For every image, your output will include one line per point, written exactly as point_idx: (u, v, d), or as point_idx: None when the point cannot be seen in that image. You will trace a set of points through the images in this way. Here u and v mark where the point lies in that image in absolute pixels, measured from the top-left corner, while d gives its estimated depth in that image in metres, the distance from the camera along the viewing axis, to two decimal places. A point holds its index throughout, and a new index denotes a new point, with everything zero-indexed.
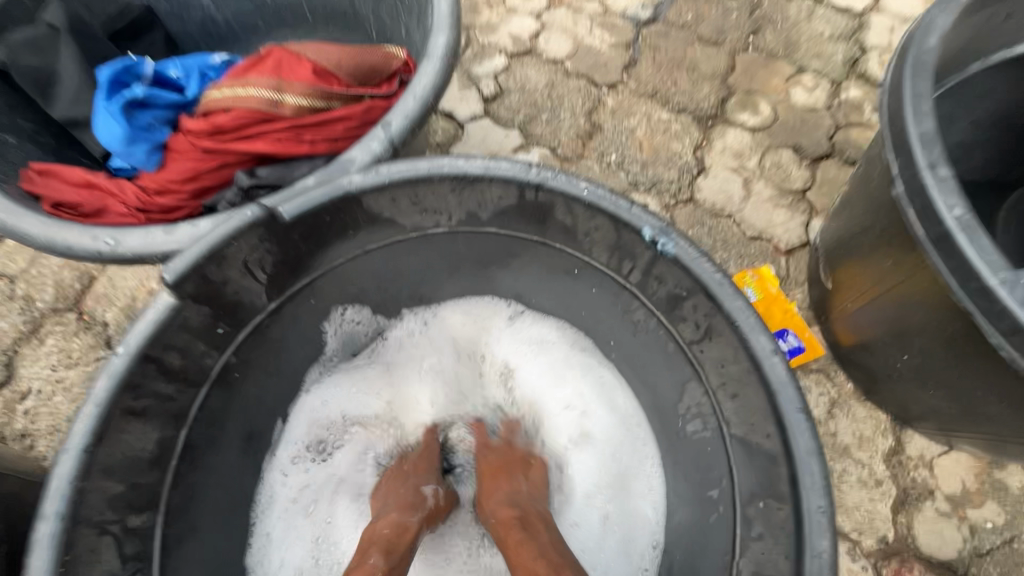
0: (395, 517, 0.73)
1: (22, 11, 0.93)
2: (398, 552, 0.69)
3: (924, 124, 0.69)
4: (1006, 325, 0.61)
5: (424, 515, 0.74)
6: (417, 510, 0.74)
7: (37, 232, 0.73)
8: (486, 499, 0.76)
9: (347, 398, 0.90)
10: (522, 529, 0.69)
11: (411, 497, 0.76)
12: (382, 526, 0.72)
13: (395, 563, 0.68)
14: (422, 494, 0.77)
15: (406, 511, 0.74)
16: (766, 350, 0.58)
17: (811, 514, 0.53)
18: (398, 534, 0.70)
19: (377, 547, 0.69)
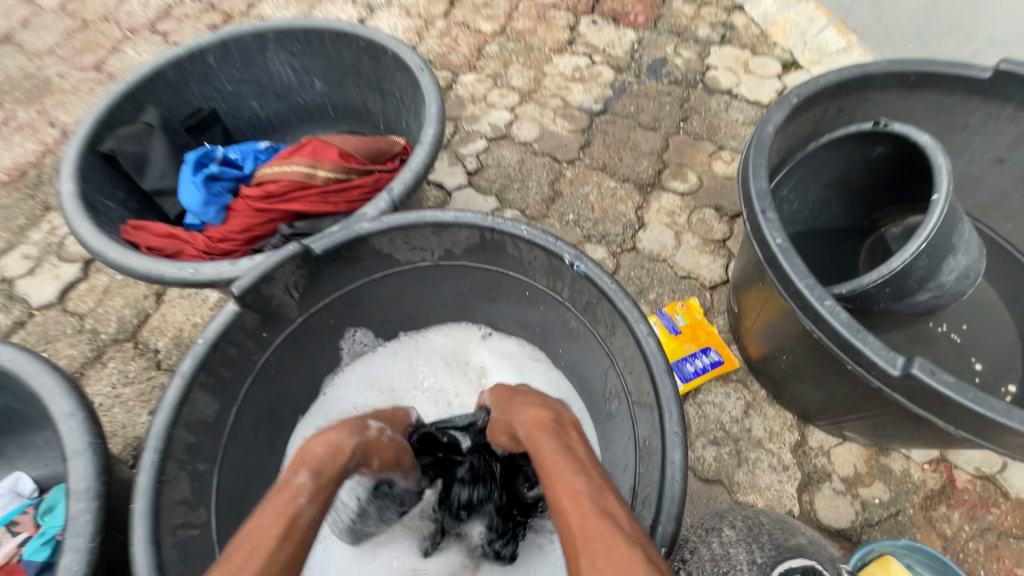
0: (332, 440, 0.79)
1: (126, 114, 1.33)
2: (327, 473, 0.75)
3: (760, 184, 1.01)
4: (813, 314, 0.88)
5: (359, 440, 0.81)
6: (355, 434, 0.82)
7: (138, 265, 1.02)
8: (519, 408, 0.83)
9: (354, 399, 1.15)
10: (557, 432, 0.76)
11: (351, 422, 0.84)
12: (313, 445, 0.78)
13: (323, 480, 0.74)
14: (364, 425, 0.85)
15: (342, 434, 0.80)
16: (643, 332, 0.85)
17: (668, 435, 0.77)
18: (330, 454, 0.77)
19: (308, 466, 0.75)
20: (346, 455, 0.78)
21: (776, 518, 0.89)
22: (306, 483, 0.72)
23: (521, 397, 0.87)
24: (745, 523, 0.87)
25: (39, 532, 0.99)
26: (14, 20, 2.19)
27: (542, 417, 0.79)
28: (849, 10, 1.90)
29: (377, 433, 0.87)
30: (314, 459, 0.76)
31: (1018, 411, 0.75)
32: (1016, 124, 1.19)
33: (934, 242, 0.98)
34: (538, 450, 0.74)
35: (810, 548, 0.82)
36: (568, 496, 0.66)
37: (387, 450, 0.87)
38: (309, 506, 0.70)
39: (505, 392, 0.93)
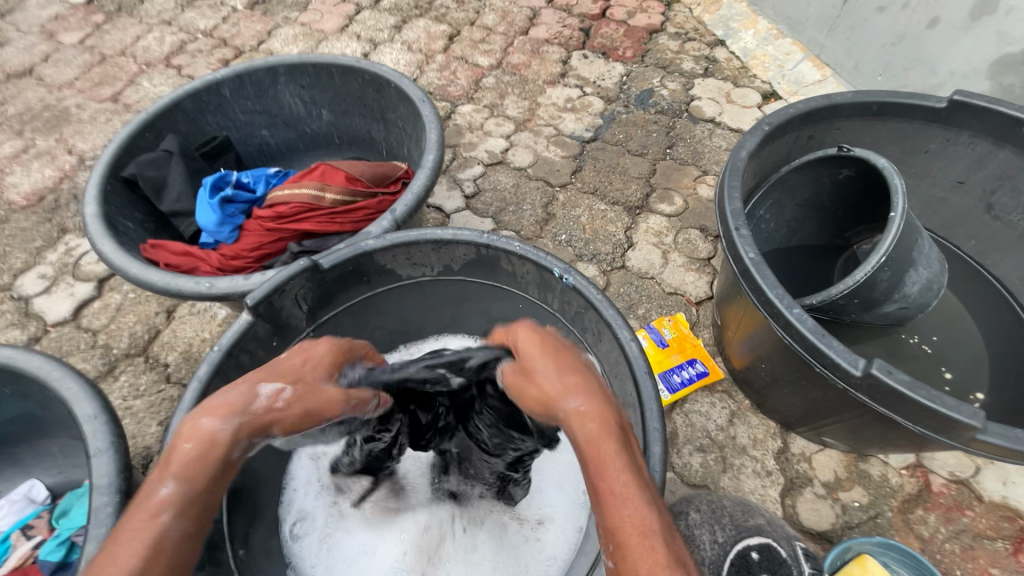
0: (204, 430, 0.68)
1: (145, 142, 1.42)
2: (196, 476, 0.67)
3: (735, 204, 1.10)
4: (783, 322, 0.97)
5: (235, 426, 0.69)
6: (234, 416, 0.70)
7: (157, 279, 1.10)
8: (577, 391, 0.71)
9: None
10: (623, 444, 0.68)
11: (233, 399, 0.71)
12: (182, 441, 0.68)
13: (191, 488, 0.66)
14: (248, 397, 0.71)
15: (212, 419, 0.69)
16: (627, 337, 0.92)
17: (649, 429, 0.83)
18: (203, 450, 0.68)
19: (171, 472, 0.66)
20: (221, 449, 0.69)
21: (738, 502, 0.98)
22: (172, 497, 0.64)
23: (570, 369, 0.73)
24: (710, 506, 0.95)
25: (54, 534, 1.03)
26: (36, 55, 2.32)
27: (606, 418, 0.69)
28: (823, 45, 2.03)
29: (271, 400, 0.73)
30: (178, 463, 0.67)
31: (967, 407, 0.82)
32: (972, 149, 1.29)
33: (894, 255, 1.07)
34: (601, 461, 0.66)
35: (768, 526, 0.92)
36: (638, 530, 0.61)
37: (289, 416, 0.74)
38: (176, 525, 0.64)
39: (544, 347, 0.77)
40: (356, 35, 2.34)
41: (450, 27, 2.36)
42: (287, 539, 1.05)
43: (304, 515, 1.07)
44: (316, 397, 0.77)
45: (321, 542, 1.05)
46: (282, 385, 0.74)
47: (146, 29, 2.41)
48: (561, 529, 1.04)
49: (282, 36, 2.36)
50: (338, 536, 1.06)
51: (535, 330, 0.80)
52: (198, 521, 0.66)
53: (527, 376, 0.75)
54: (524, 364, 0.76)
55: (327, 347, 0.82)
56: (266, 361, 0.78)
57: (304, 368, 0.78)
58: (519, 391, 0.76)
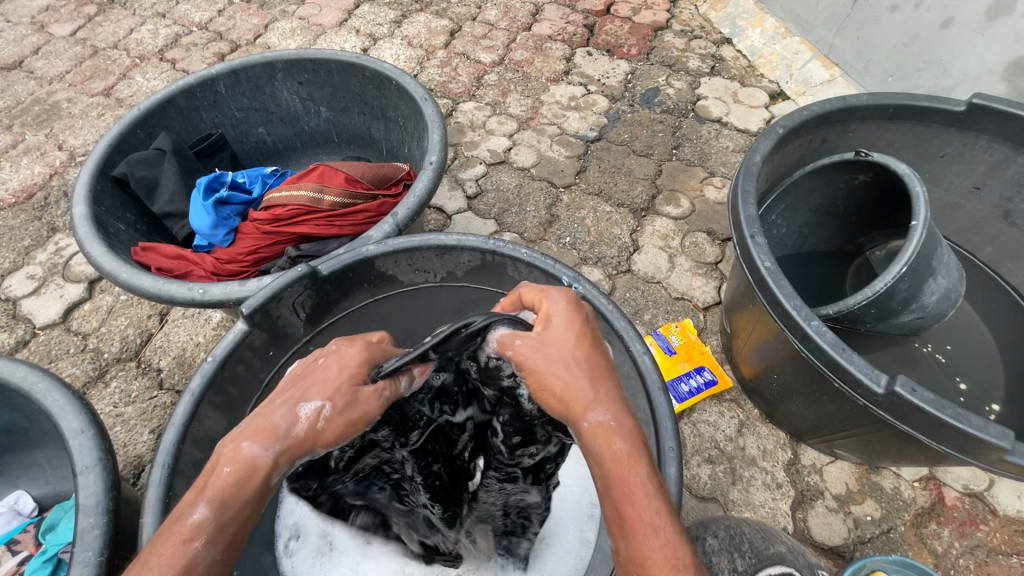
0: (245, 455, 0.64)
1: (137, 140, 1.38)
2: (231, 504, 0.62)
3: (749, 210, 1.07)
4: (800, 334, 0.95)
5: (279, 450, 0.65)
6: (275, 441, 0.65)
7: (148, 284, 1.05)
8: (606, 402, 0.65)
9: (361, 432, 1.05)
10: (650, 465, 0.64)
11: (274, 422, 0.66)
12: (223, 464, 0.64)
13: (230, 515, 0.62)
14: (290, 420, 0.66)
15: (253, 443, 0.64)
16: (639, 351, 0.88)
17: (664, 449, 0.80)
18: (242, 477, 0.63)
19: (208, 497, 0.62)
20: (262, 475, 0.64)
21: (757, 527, 0.91)
22: (205, 523, 0.60)
23: (603, 376, 0.67)
24: (728, 532, 0.89)
25: (40, 550, 0.99)
26: (26, 47, 2.25)
27: (635, 439, 0.65)
28: (832, 44, 1.99)
29: (313, 420, 0.67)
30: (217, 487, 0.62)
31: (994, 427, 0.82)
32: (990, 153, 1.25)
33: (914, 265, 1.04)
34: (628, 485, 0.62)
35: (789, 556, 0.83)
36: (668, 564, 0.58)
37: (332, 433, 0.68)
38: (206, 552, 0.60)
39: (575, 340, 0.69)
40: (355, 29, 2.29)
41: (451, 22, 2.30)
42: (280, 554, 0.98)
43: (298, 530, 1.00)
44: (357, 409, 0.70)
45: (316, 560, 0.99)
46: (322, 402, 0.68)
47: (139, 22, 2.35)
48: (564, 545, 0.99)
49: (279, 29, 2.30)
50: (334, 553, 1.01)
51: (569, 313, 0.72)
52: (229, 549, 0.62)
53: (549, 370, 0.67)
54: (551, 353, 0.68)
55: (360, 352, 0.74)
56: (311, 373, 0.71)
57: (341, 380, 0.71)
58: (537, 380, 0.68)
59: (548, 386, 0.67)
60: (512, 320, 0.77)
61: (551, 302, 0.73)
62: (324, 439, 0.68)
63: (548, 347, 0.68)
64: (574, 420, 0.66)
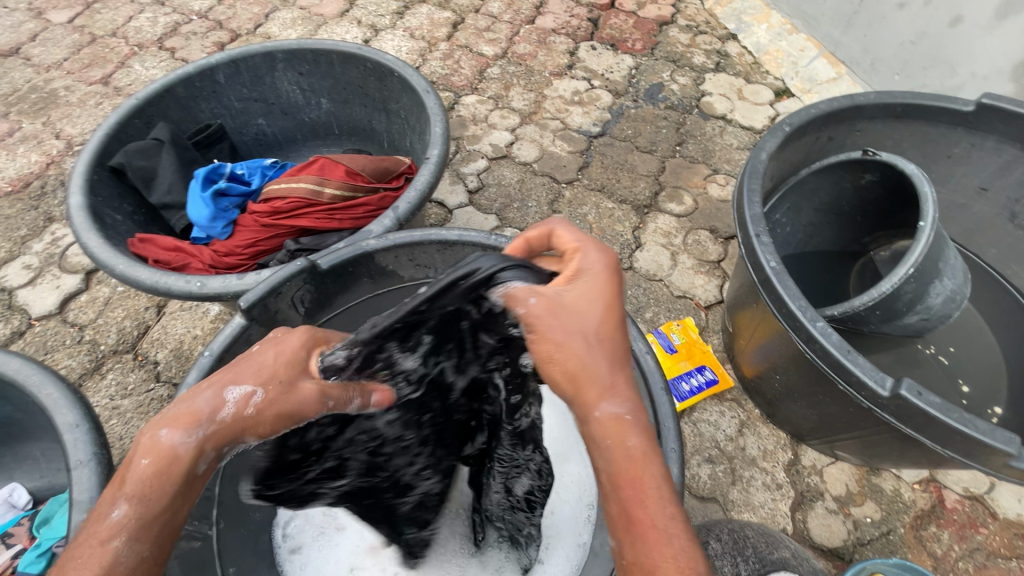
0: (164, 443, 0.60)
1: (135, 130, 1.36)
2: (151, 498, 0.60)
3: (755, 209, 1.06)
4: (804, 336, 0.94)
5: (204, 437, 0.61)
6: (199, 429, 0.61)
7: (145, 277, 1.04)
8: (622, 391, 0.64)
9: None
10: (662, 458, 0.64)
11: (198, 406, 0.61)
12: (141, 455, 0.60)
13: (151, 510, 0.60)
14: (213, 405, 0.62)
15: (173, 431, 0.60)
16: (642, 350, 0.88)
17: (667, 450, 0.79)
18: (163, 466, 0.60)
19: (128, 494, 0.59)
20: (187, 465, 0.61)
21: (761, 532, 0.91)
22: (125, 523, 0.59)
23: (621, 364, 0.65)
24: (732, 536, 0.89)
25: (34, 543, 0.99)
26: (24, 33, 2.22)
27: (648, 433, 0.64)
28: (838, 42, 1.97)
29: (242, 405, 0.62)
30: (137, 480, 0.60)
31: (1001, 432, 0.81)
32: (998, 155, 1.24)
33: (920, 266, 1.03)
34: (642, 485, 0.61)
35: (793, 560, 0.85)
36: (682, 570, 0.57)
37: (266, 423, 0.64)
38: (129, 550, 0.59)
39: (602, 315, 0.65)
40: (357, 20, 2.26)
41: (454, 14, 2.28)
42: (278, 542, 0.98)
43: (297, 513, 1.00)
44: (294, 402, 0.66)
45: (317, 541, 0.99)
46: (254, 388, 0.63)
47: (137, 10, 2.32)
48: (561, 548, 0.94)
49: (279, 19, 2.27)
50: (337, 533, 1.01)
51: (600, 278, 0.66)
52: (157, 544, 0.61)
53: (569, 348, 0.64)
54: (573, 327, 0.64)
55: (303, 338, 0.70)
56: (244, 356, 0.66)
57: (276, 367, 0.66)
58: (553, 352, 0.64)
59: (562, 363, 0.64)
60: (521, 268, 0.70)
61: (579, 263, 0.67)
62: (260, 429, 0.64)
63: (568, 318, 0.64)
64: (586, 407, 0.64)
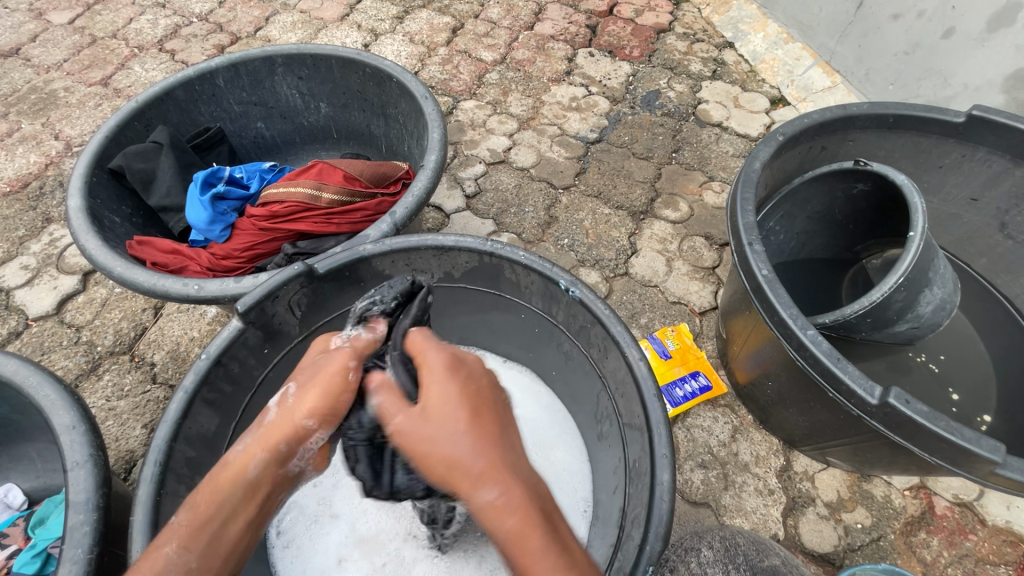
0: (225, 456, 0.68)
1: (134, 132, 1.37)
2: (199, 505, 0.65)
3: (748, 217, 1.08)
4: (796, 344, 0.96)
5: (253, 439, 0.67)
6: (250, 434, 0.68)
7: (143, 279, 1.04)
8: (491, 474, 0.60)
9: None
10: (548, 525, 0.60)
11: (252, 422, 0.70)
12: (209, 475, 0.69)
13: (206, 517, 0.64)
14: (262, 413, 0.70)
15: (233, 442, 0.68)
16: (636, 357, 0.89)
17: (658, 456, 0.81)
18: (219, 474, 0.66)
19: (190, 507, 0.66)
20: (237, 467, 0.65)
21: (753, 539, 0.90)
22: (178, 527, 0.64)
23: (486, 446, 0.62)
24: (723, 543, 0.87)
25: (29, 544, 0.99)
26: (23, 34, 2.23)
27: (524, 507, 0.60)
28: (833, 51, 1.99)
29: (278, 402, 0.69)
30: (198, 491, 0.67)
31: (987, 440, 0.83)
32: (989, 166, 1.26)
33: (911, 275, 1.04)
34: (529, 563, 0.58)
35: (784, 567, 0.84)
36: None
37: (301, 402, 0.68)
38: (178, 556, 0.62)
39: (453, 408, 0.64)
40: (357, 24, 2.28)
41: (453, 19, 2.30)
42: (272, 537, 1.01)
43: (291, 509, 1.04)
44: (321, 371, 0.70)
45: (308, 532, 1.02)
46: (286, 385, 0.71)
47: (138, 11, 2.33)
48: None
49: (280, 22, 2.29)
50: (328, 523, 1.04)
51: (445, 378, 0.67)
52: (206, 555, 0.63)
53: (432, 454, 0.62)
54: (431, 428, 0.63)
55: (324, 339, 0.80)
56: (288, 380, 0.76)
57: (306, 364, 0.74)
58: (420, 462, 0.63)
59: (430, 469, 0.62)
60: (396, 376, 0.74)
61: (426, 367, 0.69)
62: (297, 414, 0.67)
63: (427, 421, 0.63)
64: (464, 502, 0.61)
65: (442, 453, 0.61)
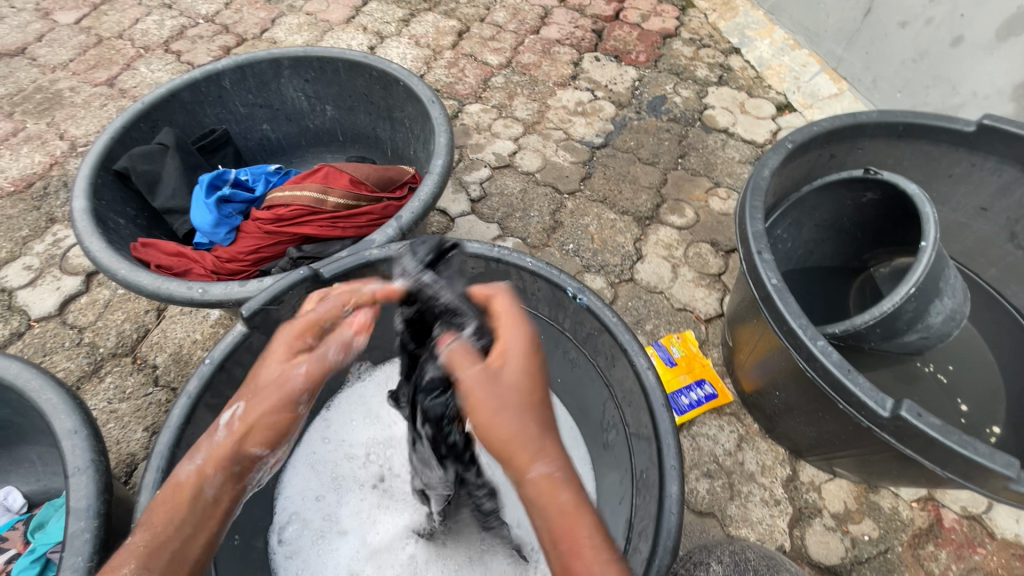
0: (175, 474, 0.67)
1: (140, 133, 1.36)
2: (158, 524, 0.64)
3: (757, 225, 1.07)
4: (805, 354, 0.94)
5: (206, 461, 0.67)
6: (201, 452, 0.69)
7: (147, 282, 1.03)
8: (548, 451, 0.63)
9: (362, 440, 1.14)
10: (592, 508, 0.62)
11: (202, 440, 0.70)
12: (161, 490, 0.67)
13: (168, 534, 0.64)
14: (213, 430, 0.70)
15: (181, 460, 0.69)
16: (643, 365, 0.88)
17: (666, 467, 0.80)
18: (172, 495, 0.66)
19: (146, 525, 0.65)
20: (190, 486, 0.66)
21: (763, 554, 0.88)
22: (136, 547, 0.62)
23: (550, 426, 0.65)
24: (733, 558, 0.86)
25: (29, 549, 0.98)
26: (30, 34, 2.23)
27: (579, 486, 0.63)
28: (841, 58, 1.99)
29: (231, 421, 0.70)
30: (155, 510, 0.66)
31: (1000, 455, 0.81)
32: (999, 175, 1.25)
33: (922, 285, 1.03)
34: (577, 540, 0.59)
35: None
36: None
37: (258, 423, 0.69)
38: None
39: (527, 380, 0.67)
40: (363, 27, 2.28)
41: (459, 23, 2.29)
42: (274, 546, 1.01)
43: (294, 519, 1.03)
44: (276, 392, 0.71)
45: (314, 546, 1.01)
46: (238, 404, 0.71)
47: (144, 12, 2.33)
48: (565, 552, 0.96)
49: (285, 24, 2.29)
50: (335, 537, 1.03)
51: (524, 354, 0.70)
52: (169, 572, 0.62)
53: (500, 416, 0.64)
54: (506, 397, 0.65)
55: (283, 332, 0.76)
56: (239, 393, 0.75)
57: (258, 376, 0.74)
58: (489, 421, 0.64)
59: (496, 428, 0.63)
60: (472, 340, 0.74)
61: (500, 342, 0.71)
62: (251, 442, 0.69)
63: (502, 386, 0.66)
64: (518, 475, 0.62)
65: (514, 424, 0.63)
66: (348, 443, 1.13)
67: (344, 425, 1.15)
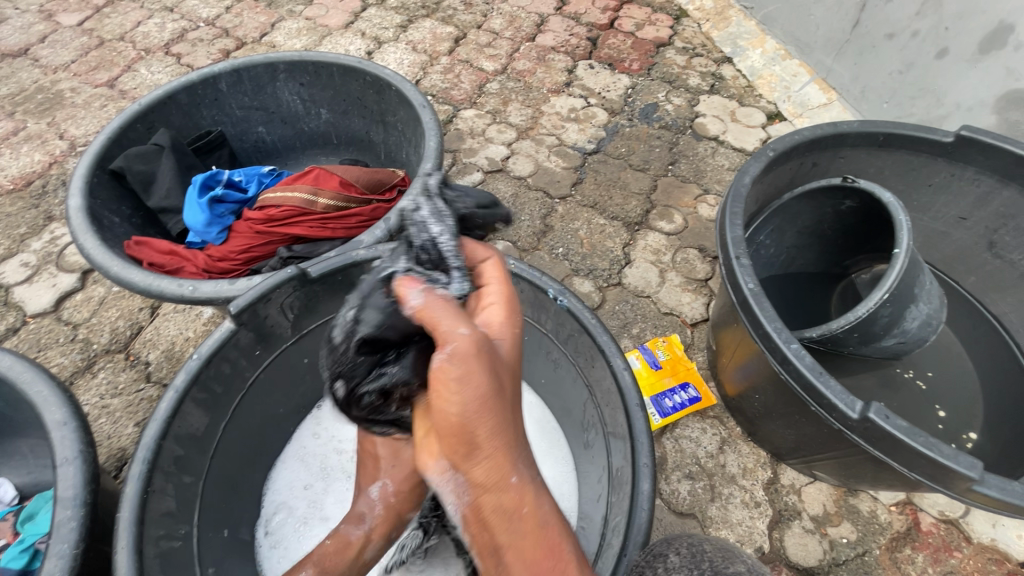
0: (343, 533, 0.94)
1: (136, 134, 1.39)
2: (330, 567, 0.90)
3: (736, 232, 1.09)
4: (780, 357, 0.97)
5: (367, 527, 0.94)
6: (364, 521, 0.94)
7: (139, 279, 1.06)
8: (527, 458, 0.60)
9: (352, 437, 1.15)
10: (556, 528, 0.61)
11: (360, 507, 0.96)
12: (330, 540, 0.94)
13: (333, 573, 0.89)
14: (369, 503, 0.96)
15: (353, 523, 0.95)
16: (620, 366, 0.91)
17: (640, 465, 0.83)
18: (341, 547, 0.92)
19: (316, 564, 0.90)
20: (356, 546, 0.93)
21: (720, 546, 0.76)
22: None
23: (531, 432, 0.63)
24: (690, 549, 0.74)
25: (17, 539, 1.00)
26: (32, 35, 2.27)
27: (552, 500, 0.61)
28: (830, 69, 2.02)
29: (382, 498, 0.95)
30: (326, 554, 0.91)
31: (965, 457, 0.83)
32: (978, 185, 1.27)
33: (896, 292, 1.06)
34: (556, 558, 0.56)
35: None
36: None
37: (403, 502, 0.94)
38: None
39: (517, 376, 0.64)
40: (361, 32, 2.31)
41: (456, 29, 2.33)
42: (259, 534, 1.05)
43: (280, 509, 1.08)
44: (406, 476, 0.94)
45: (296, 534, 1.06)
46: (383, 485, 0.95)
47: (146, 15, 2.36)
48: None
49: (285, 29, 2.32)
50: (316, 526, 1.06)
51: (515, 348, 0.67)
52: None
53: (498, 402, 0.58)
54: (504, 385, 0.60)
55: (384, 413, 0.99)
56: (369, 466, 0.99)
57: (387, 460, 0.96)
58: (486, 402, 0.57)
59: (488, 417, 0.57)
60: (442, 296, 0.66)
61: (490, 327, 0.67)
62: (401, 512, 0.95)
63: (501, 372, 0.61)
64: (499, 478, 0.57)
65: (513, 418, 0.59)
66: (338, 439, 1.16)
67: (335, 423, 1.17)
